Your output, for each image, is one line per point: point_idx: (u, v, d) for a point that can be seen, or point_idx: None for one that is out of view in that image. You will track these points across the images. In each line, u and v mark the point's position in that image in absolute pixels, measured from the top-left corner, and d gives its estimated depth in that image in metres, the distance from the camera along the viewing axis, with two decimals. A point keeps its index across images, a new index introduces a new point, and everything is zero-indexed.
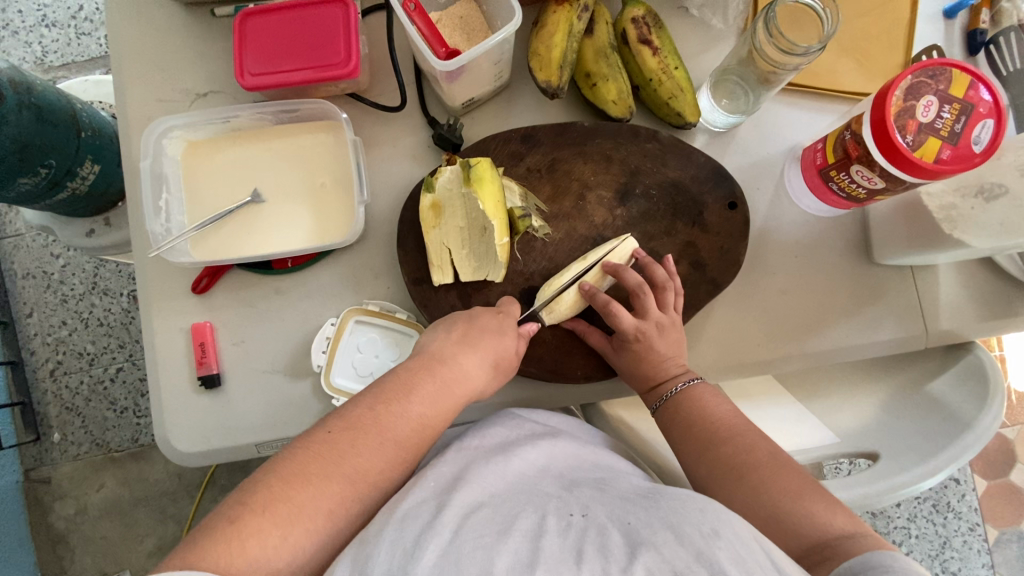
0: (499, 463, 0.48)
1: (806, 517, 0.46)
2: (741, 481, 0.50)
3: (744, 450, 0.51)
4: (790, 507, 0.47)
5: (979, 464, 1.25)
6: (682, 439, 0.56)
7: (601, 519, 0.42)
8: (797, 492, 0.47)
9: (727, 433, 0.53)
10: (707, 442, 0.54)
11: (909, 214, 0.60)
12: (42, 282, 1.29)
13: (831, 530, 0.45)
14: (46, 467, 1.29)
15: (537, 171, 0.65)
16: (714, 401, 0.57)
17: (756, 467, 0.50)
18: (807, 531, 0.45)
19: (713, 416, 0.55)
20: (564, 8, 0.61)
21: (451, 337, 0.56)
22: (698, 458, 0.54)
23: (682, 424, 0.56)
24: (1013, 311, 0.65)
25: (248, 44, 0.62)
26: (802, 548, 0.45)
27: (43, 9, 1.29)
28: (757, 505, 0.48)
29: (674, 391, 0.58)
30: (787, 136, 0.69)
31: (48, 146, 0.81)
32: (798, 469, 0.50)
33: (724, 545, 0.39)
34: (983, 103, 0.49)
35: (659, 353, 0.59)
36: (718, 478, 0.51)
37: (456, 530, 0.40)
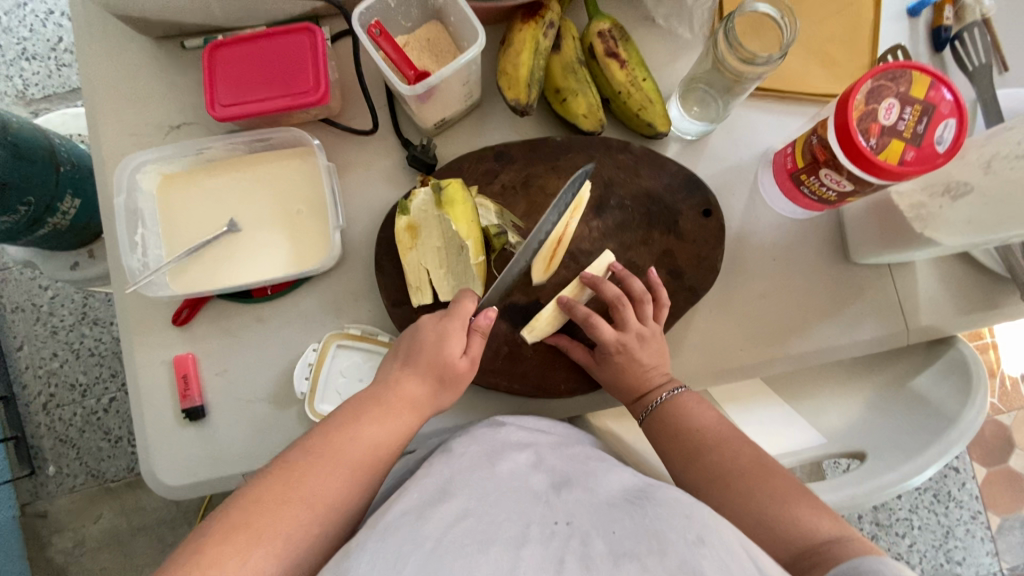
0: (485, 469, 0.48)
1: (792, 522, 0.45)
2: (727, 488, 0.49)
3: (729, 456, 0.51)
4: (776, 511, 0.46)
5: (978, 451, 1.25)
6: (668, 448, 0.55)
7: (586, 527, 0.42)
8: (783, 494, 0.47)
9: (712, 440, 0.53)
10: (692, 450, 0.53)
11: (881, 214, 0.61)
12: (32, 315, 1.29)
13: (818, 535, 0.44)
14: (42, 501, 1.28)
15: (511, 188, 0.65)
16: (697, 408, 0.56)
17: (742, 472, 0.49)
18: (794, 535, 0.44)
19: (698, 423, 0.55)
20: (529, 25, 0.62)
21: (396, 360, 0.56)
22: (684, 467, 0.53)
23: (669, 434, 0.55)
24: (994, 304, 0.65)
25: (217, 77, 0.62)
26: (791, 554, 0.44)
27: (23, 43, 1.30)
28: (745, 512, 0.47)
29: (660, 399, 0.57)
30: (758, 141, 0.70)
31: (27, 183, 0.81)
32: (782, 473, 0.49)
33: (709, 552, 0.38)
34: (945, 103, 0.49)
35: (642, 363, 0.59)
36: (706, 487, 0.50)
37: (439, 541, 0.40)
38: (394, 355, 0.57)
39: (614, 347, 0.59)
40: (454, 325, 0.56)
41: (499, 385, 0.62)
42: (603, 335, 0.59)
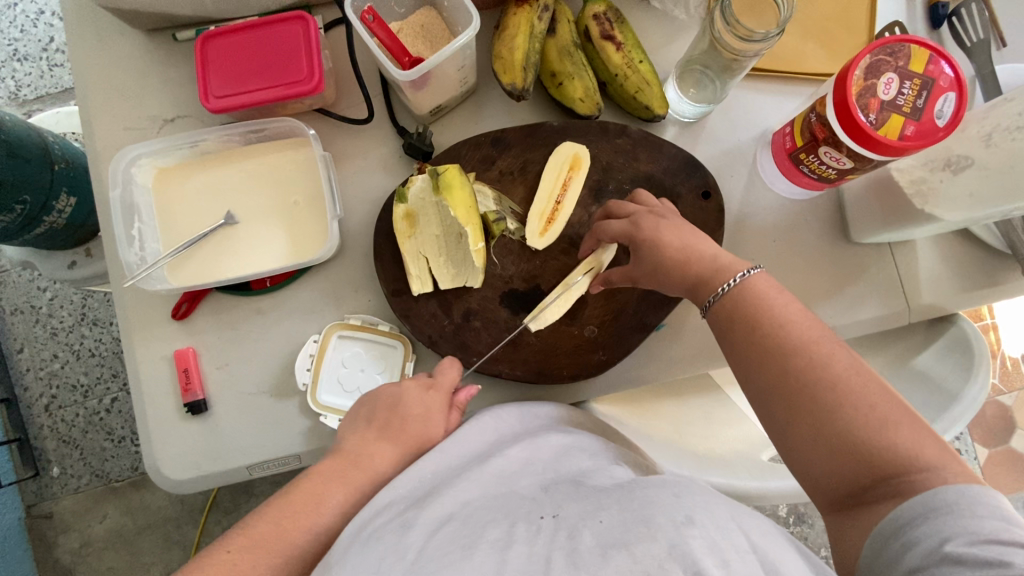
0: (473, 470, 0.48)
1: (888, 444, 0.37)
2: (813, 401, 0.40)
3: (819, 363, 0.41)
4: (869, 436, 0.37)
5: (980, 432, 1.26)
6: (737, 344, 0.45)
7: (573, 519, 0.42)
8: (883, 418, 0.38)
9: (800, 340, 0.42)
10: (770, 347, 0.43)
11: (880, 192, 0.61)
12: (31, 316, 1.29)
13: (919, 460, 0.36)
14: (47, 502, 1.28)
15: (509, 174, 0.65)
16: (777, 300, 0.45)
17: (837, 381, 0.39)
18: (883, 462, 0.37)
19: (779, 316, 0.44)
20: (524, 9, 0.61)
21: (371, 428, 0.53)
22: (754, 362, 0.44)
23: (736, 326, 0.45)
24: (996, 281, 0.65)
25: (210, 67, 0.62)
26: (876, 476, 0.37)
27: (15, 43, 1.29)
28: (826, 431, 0.39)
29: (726, 290, 0.47)
30: (756, 122, 0.69)
31: (21, 182, 0.80)
32: (885, 388, 0.39)
33: (699, 533, 0.38)
34: (944, 77, 0.49)
35: (678, 260, 0.51)
36: (779, 391, 0.42)
37: (422, 549, 0.40)
38: (368, 420, 0.54)
39: (632, 240, 0.55)
40: (438, 403, 0.56)
41: (506, 374, 0.62)
42: (612, 232, 0.57)
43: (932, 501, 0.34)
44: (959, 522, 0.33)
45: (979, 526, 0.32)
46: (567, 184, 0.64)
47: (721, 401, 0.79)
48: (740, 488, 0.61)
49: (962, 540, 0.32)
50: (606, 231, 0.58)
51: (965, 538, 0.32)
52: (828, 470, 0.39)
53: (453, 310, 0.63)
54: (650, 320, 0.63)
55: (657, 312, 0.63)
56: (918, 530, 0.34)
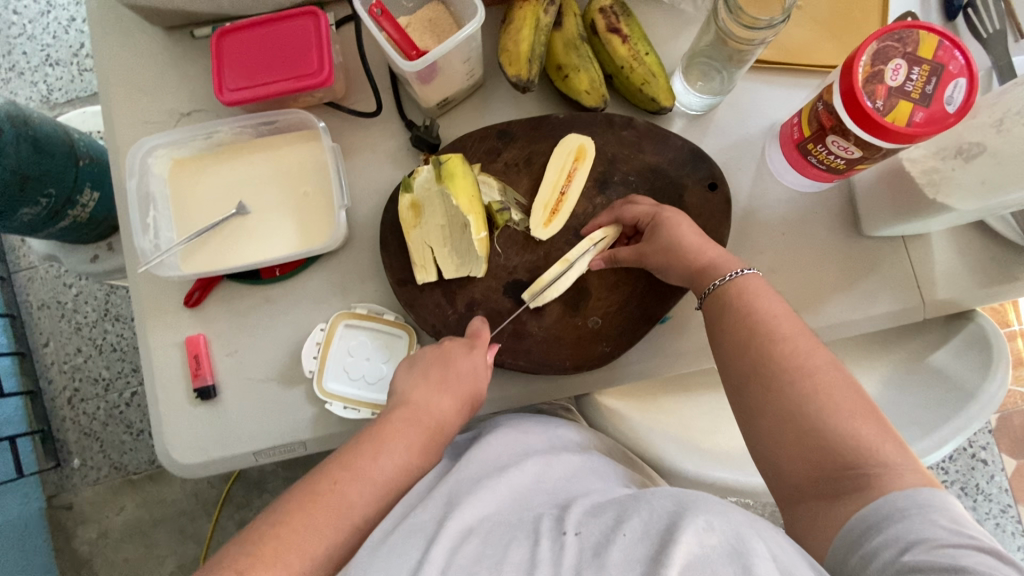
0: (491, 481, 0.49)
1: (851, 438, 0.40)
2: (789, 387, 0.43)
3: (799, 354, 0.45)
4: (835, 424, 0.41)
5: (1007, 442, 1.21)
6: (724, 335, 0.49)
7: (595, 538, 0.41)
8: (850, 411, 0.41)
9: (782, 337, 0.46)
10: (754, 338, 0.47)
11: (893, 182, 0.59)
12: (56, 311, 1.33)
13: (877, 456, 0.39)
14: (67, 493, 1.32)
15: (515, 166, 0.65)
16: (769, 300, 0.49)
17: (815, 371, 0.43)
18: (843, 451, 0.40)
19: (768, 314, 0.48)
20: (530, 2, 0.62)
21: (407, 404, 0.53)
22: (737, 354, 0.47)
23: (726, 321, 0.49)
24: (1014, 276, 0.63)
25: (225, 62, 0.64)
26: (836, 468, 0.40)
27: (47, 49, 1.34)
28: (799, 416, 0.42)
29: (721, 287, 0.51)
30: (765, 114, 0.69)
31: (47, 176, 0.84)
32: (857, 387, 0.43)
33: (719, 540, 0.38)
34: (954, 62, 0.48)
35: (691, 248, 0.55)
36: (757, 377, 0.45)
37: (445, 566, 0.40)
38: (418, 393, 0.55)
39: (650, 225, 0.58)
40: (482, 360, 0.57)
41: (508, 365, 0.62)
42: (634, 211, 0.59)
43: (888, 499, 0.37)
44: (913, 529, 0.35)
45: (931, 533, 0.35)
46: (572, 175, 0.64)
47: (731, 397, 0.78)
48: (745, 483, 0.61)
49: (916, 549, 0.34)
50: (629, 210, 0.60)
51: (922, 546, 0.34)
52: (792, 456, 0.42)
53: (457, 299, 0.63)
54: (656, 312, 0.62)
55: (662, 304, 0.62)
56: (876, 540, 0.36)
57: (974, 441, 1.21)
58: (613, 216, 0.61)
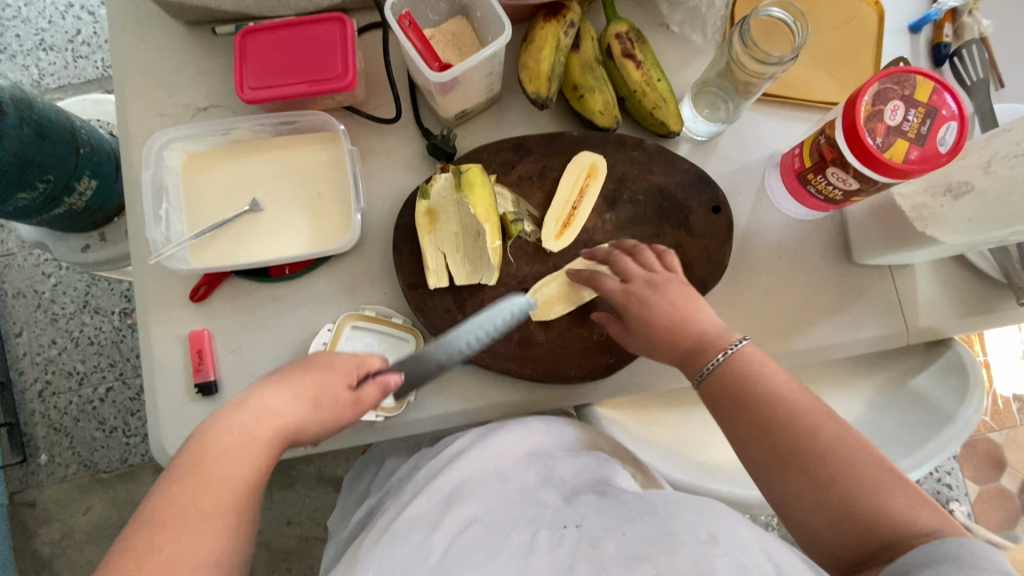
0: (493, 484, 0.52)
1: (885, 513, 0.42)
2: (814, 466, 0.45)
3: (816, 428, 0.46)
4: (869, 499, 0.43)
5: (971, 468, 1.27)
6: (734, 413, 0.50)
7: (595, 530, 0.45)
8: (877, 482, 0.43)
9: (793, 411, 0.48)
10: (768, 414, 0.48)
11: (883, 215, 0.63)
12: (33, 301, 1.29)
13: (916, 526, 0.41)
14: (31, 490, 1.27)
15: (528, 178, 0.67)
16: (775, 369, 0.51)
17: (835, 446, 0.45)
18: (880, 528, 0.42)
19: (777, 385, 0.50)
20: (551, 24, 0.64)
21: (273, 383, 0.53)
22: (750, 433, 0.49)
23: (734, 396, 0.51)
24: (990, 307, 0.68)
25: (248, 60, 0.64)
26: (878, 545, 0.42)
27: (42, 34, 1.32)
28: (830, 496, 0.44)
29: (722, 364, 0.52)
30: (765, 144, 0.73)
31: (46, 161, 0.82)
32: (879, 454, 0.45)
33: (724, 552, 0.39)
34: (947, 107, 0.52)
35: (688, 306, 0.58)
36: (778, 456, 0.47)
37: (446, 549, 0.45)
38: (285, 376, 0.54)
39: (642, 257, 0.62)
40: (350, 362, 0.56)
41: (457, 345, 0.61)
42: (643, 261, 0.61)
43: (930, 553, 0.39)
44: (964, 569, 0.36)
45: (981, 575, 0.35)
46: (584, 191, 0.67)
47: None
48: (740, 496, 0.64)
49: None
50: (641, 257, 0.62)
51: None
52: (828, 534, 0.44)
53: (467, 306, 0.64)
54: None
55: None
56: (925, 574, 0.37)
57: (939, 466, 1.26)
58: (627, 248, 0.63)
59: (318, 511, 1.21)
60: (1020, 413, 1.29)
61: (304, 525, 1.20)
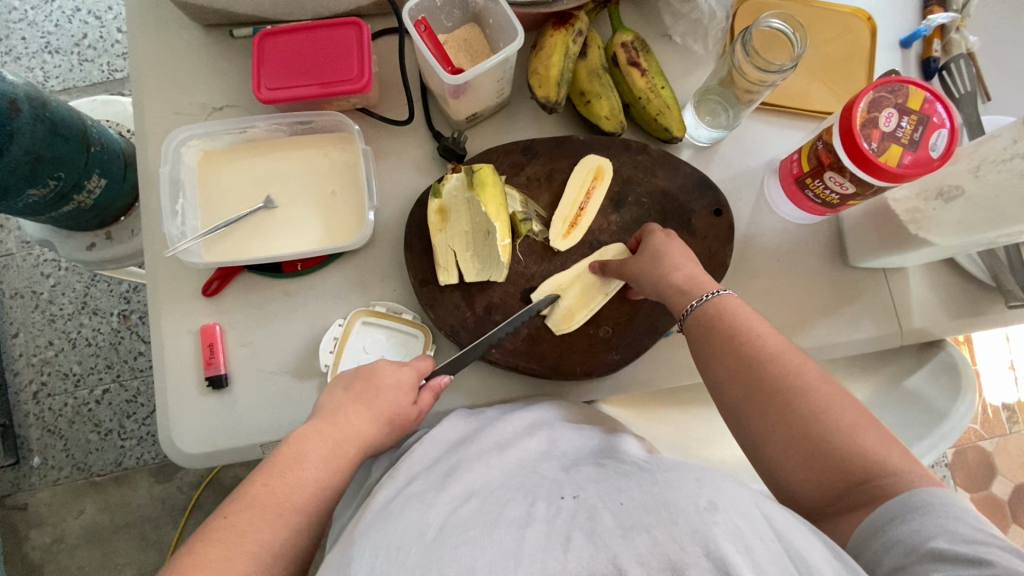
0: (493, 455, 0.53)
1: (858, 453, 0.43)
2: (790, 406, 0.46)
3: (795, 369, 0.47)
4: (842, 440, 0.43)
5: (962, 477, 1.29)
6: (715, 359, 0.51)
7: (593, 501, 0.44)
8: (850, 424, 0.44)
9: (770, 355, 0.49)
10: (746, 359, 0.49)
11: (878, 219, 0.66)
12: (31, 301, 1.28)
13: (885, 465, 0.42)
14: (23, 493, 1.25)
15: (537, 180, 0.69)
16: (749, 316, 0.52)
17: (808, 389, 0.46)
18: (859, 468, 0.43)
19: (753, 333, 0.51)
20: (560, 32, 0.67)
21: (346, 397, 0.54)
22: (729, 377, 0.50)
23: (713, 344, 0.52)
24: (980, 309, 0.70)
25: (265, 62, 0.66)
26: (850, 483, 0.43)
27: (48, 37, 1.34)
28: (808, 435, 0.44)
29: (705, 307, 0.54)
30: (764, 151, 0.75)
31: (58, 159, 0.83)
32: (853, 399, 0.46)
33: (722, 519, 0.38)
34: (938, 114, 0.55)
35: (666, 262, 0.59)
36: (760, 413, 0.47)
37: (442, 526, 0.44)
38: (344, 388, 0.55)
39: (642, 247, 0.63)
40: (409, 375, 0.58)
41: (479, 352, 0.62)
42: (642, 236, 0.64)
43: (908, 504, 0.40)
44: (938, 523, 0.38)
45: (953, 527, 0.38)
46: (590, 193, 0.69)
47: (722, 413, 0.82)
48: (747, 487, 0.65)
49: (943, 540, 0.37)
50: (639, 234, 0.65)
51: (948, 537, 0.37)
52: (808, 480, 0.44)
53: (475, 302, 0.66)
54: (662, 325, 0.66)
55: (669, 317, 0.66)
56: (899, 530, 0.39)
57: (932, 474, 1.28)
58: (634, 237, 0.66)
59: None
60: (1009, 422, 1.31)
61: None
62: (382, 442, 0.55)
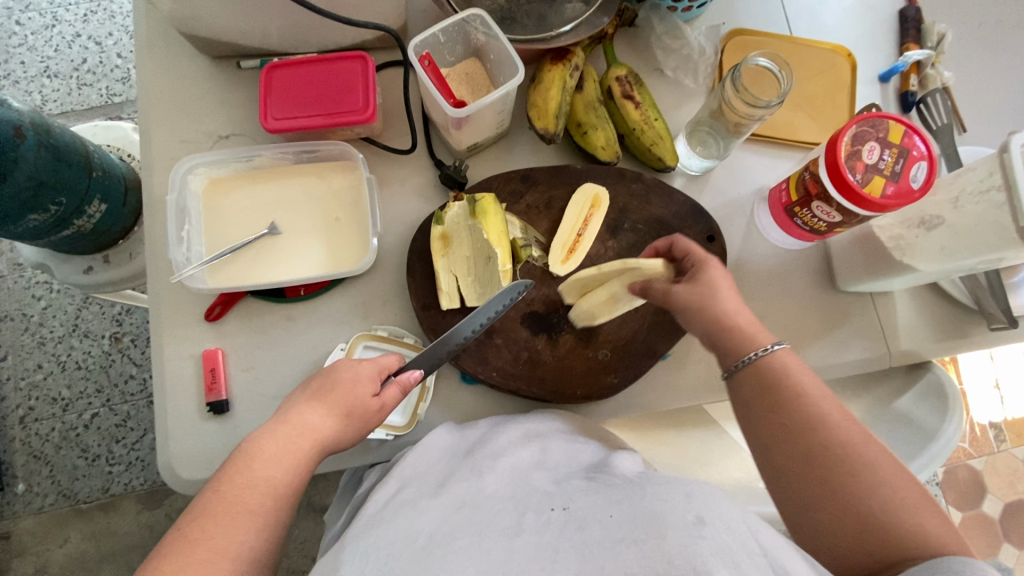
0: (485, 465, 0.54)
1: (916, 534, 0.41)
2: (847, 476, 0.44)
3: (852, 437, 0.46)
4: (898, 517, 0.42)
5: (953, 495, 1.30)
6: (767, 416, 0.50)
7: (582, 513, 0.46)
8: (906, 503, 0.43)
9: (827, 420, 0.47)
10: (804, 422, 0.48)
11: (863, 246, 0.69)
12: (21, 324, 1.27)
13: (943, 550, 0.41)
14: (6, 521, 1.22)
15: (536, 208, 0.71)
16: (807, 377, 0.51)
17: (868, 464, 0.45)
18: (913, 550, 0.41)
19: (812, 396, 0.49)
20: (558, 67, 0.70)
21: (303, 396, 0.54)
22: (781, 437, 0.48)
23: (770, 400, 0.50)
24: (964, 332, 0.73)
25: (272, 92, 0.68)
26: (902, 563, 0.41)
27: (47, 61, 1.35)
28: (863, 508, 0.43)
29: (764, 361, 0.52)
30: (753, 179, 0.78)
31: (60, 184, 0.84)
32: (910, 476, 0.45)
33: (709, 534, 0.40)
34: (917, 148, 0.58)
35: (724, 301, 0.56)
36: (803, 478, 0.46)
37: (432, 533, 0.45)
38: (302, 388, 0.55)
39: (691, 273, 0.59)
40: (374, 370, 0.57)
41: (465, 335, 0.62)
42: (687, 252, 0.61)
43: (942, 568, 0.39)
44: None
45: None
46: (588, 220, 0.71)
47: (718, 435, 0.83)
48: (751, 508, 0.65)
49: None
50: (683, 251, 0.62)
51: None
52: (852, 551, 0.43)
53: None
54: (659, 348, 0.68)
55: (665, 341, 0.68)
56: None
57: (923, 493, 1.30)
58: (674, 245, 0.63)
59: (307, 542, 1.18)
60: (996, 440, 1.34)
61: (291, 557, 1.17)
62: (345, 441, 0.54)
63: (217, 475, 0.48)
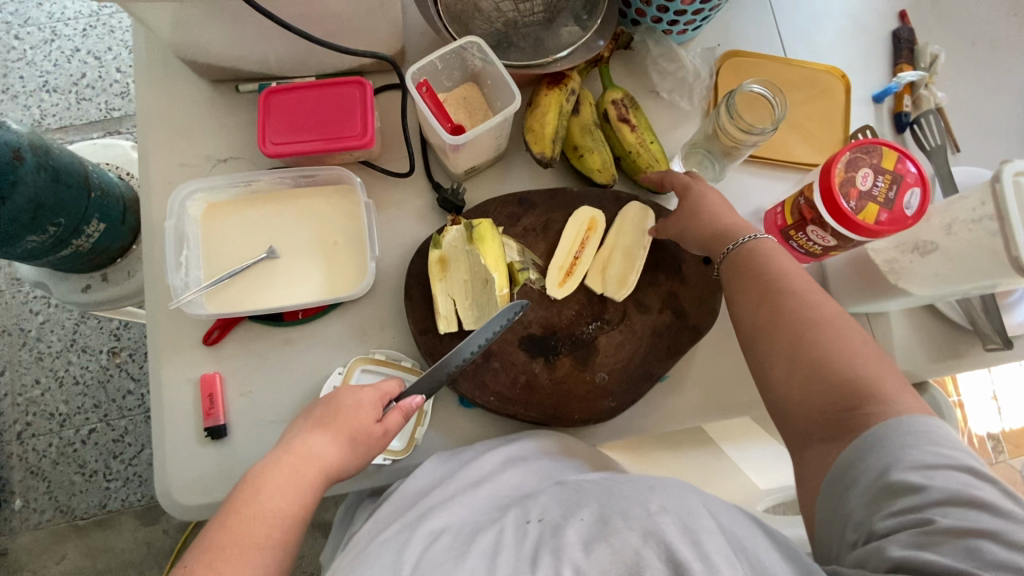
0: (466, 493, 0.55)
1: (857, 378, 0.45)
2: (802, 335, 0.49)
3: (814, 307, 0.50)
4: (842, 367, 0.46)
5: None
6: (740, 292, 0.56)
7: (555, 520, 0.48)
8: (856, 356, 0.46)
9: (795, 292, 0.52)
10: (769, 291, 0.53)
11: (859, 268, 0.69)
12: (18, 340, 1.27)
13: (884, 397, 0.43)
14: (3, 538, 1.22)
15: (533, 231, 0.72)
16: (783, 256, 0.55)
17: (824, 320, 0.49)
18: (853, 391, 0.44)
19: (785, 272, 0.54)
20: (554, 91, 0.70)
21: (307, 424, 0.54)
22: (751, 309, 0.54)
23: (741, 282, 0.56)
24: (959, 351, 0.73)
25: (270, 117, 0.68)
26: (842, 409, 0.44)
27: (46, 76, 1.36)
28: (814, 360, 0.47)
29: (740, 246, 0.57)
30: (749, 200, 0.79)
31: (59, 205, 0.84)
32: (875, 346, 0.47)
33: (671, 519, 0.42)
34: (910, 174, 0.59)
35: (710, 211, 0.62)
36: (770, 341, 0.51)
37: (416, 563, 0.47)
38: (307, 417, 0.55)
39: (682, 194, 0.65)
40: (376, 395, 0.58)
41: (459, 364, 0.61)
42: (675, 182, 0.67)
43: (889, 428, 0.41)
44: (899, 450, 0.40)
45: (916, 455, 0.39)
46: (585, 242, 0.72)
47: (717, 454, 0.83)
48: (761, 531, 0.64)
49: (902, 466, 0.39)
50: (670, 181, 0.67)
51: (908, 464, 0.39)
52: (806, 400, 0.47)
53: None
54: (656, 370, 0.68)
55: (662, 363, 0.68)
56: (882, 453, 0.41)
57: None
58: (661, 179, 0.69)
59: (305, 557, 1.18)
60: (995, 451, 1.34)
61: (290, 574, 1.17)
62: (347, 470, 0.53)
63: (222, 508, 0.48)
